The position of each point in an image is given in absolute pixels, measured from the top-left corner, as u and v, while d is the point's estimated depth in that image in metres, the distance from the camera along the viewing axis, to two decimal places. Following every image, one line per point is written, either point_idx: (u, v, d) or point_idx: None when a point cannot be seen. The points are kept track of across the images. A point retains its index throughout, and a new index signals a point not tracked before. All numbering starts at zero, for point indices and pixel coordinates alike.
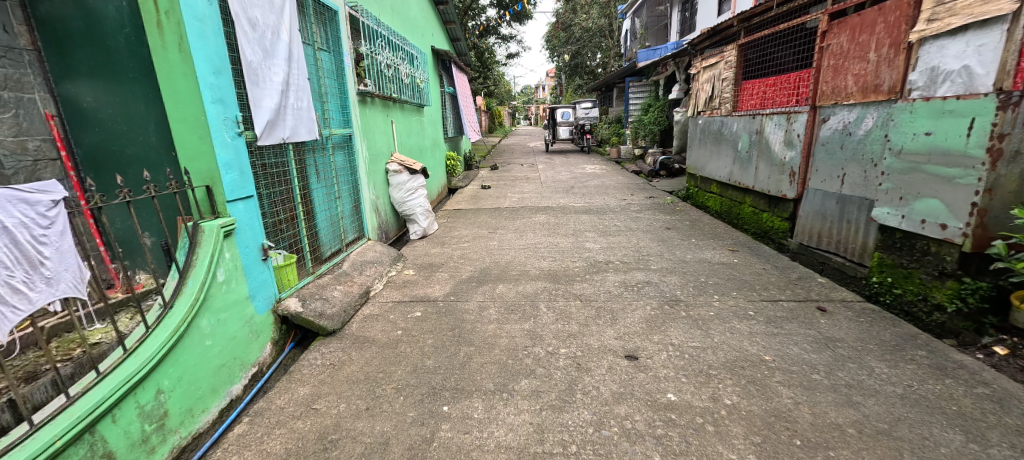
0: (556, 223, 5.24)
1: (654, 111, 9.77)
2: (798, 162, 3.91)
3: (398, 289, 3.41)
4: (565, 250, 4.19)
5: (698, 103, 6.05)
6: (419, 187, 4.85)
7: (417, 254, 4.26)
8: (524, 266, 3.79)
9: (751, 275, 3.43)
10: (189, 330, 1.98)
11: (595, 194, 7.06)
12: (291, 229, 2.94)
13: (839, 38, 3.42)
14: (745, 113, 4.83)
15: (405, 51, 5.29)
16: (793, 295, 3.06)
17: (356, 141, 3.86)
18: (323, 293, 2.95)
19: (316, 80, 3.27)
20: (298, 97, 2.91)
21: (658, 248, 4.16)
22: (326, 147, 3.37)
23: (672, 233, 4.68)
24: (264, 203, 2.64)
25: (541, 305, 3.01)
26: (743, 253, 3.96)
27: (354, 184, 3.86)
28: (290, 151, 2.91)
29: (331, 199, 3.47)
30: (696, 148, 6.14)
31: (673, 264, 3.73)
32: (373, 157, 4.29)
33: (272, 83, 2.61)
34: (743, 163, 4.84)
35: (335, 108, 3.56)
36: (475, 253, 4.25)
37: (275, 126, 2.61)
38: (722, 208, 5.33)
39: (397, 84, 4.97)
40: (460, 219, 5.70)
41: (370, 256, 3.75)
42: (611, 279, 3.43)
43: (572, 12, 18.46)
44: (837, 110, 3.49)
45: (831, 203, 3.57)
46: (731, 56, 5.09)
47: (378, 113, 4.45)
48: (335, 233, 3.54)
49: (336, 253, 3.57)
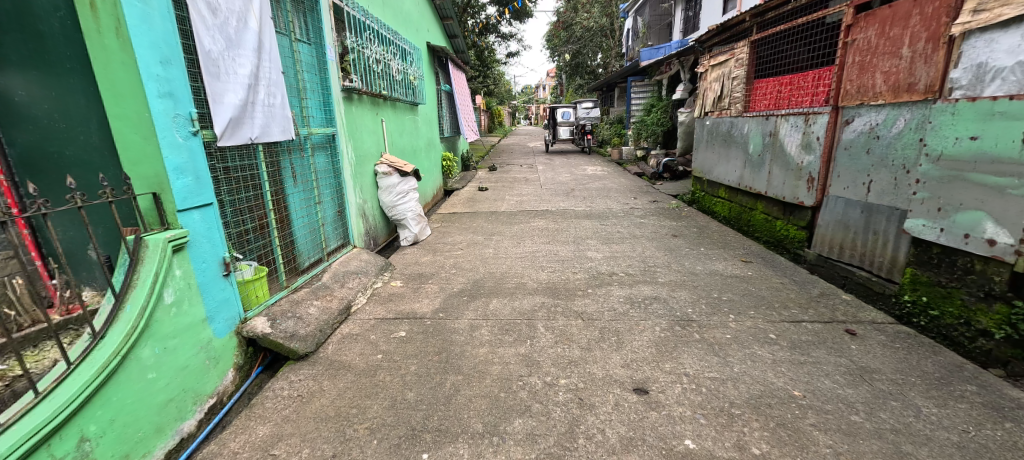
0: (556, 230, 4.94)
1: (657, 111, 9.49)
2: (818, 167, 3.62)
3: (382, 304, 3.11)
4: (565, 260, 3.89)
5: (705, 103, 5.75)
6: (411, 190, 4.55)
7: (407, 263, 3.97)
8: (522, 278, 3.50)
9: (768, 291, 3.14)
10: (125, 363, 1.69)
11: (597, 198, 6.77)
12: (261, 239, 2.65)
13: (867, 33, 3.13)
14: (758, 114, 4.53)
15: (397, 46, 4.99)
16: (817, 315, 2.78)
17: (340, 142, 3.57)
18: (296, 310, 2.65)
19: (292, 74, 2.98)
20: (270, 93, 2.62)
21: (665, 258, 3.88)
22: (305, 148, 3.08)
23: (679, 241, 4.39)
24: (228, 211, 2.34)
25: (539, 325, 2.71)
26: (756, 264, 3.67)
27: (337, 188, 3.57)
28: (262, 152, 2.62)
29: (311, 205, 3.18)
30: (704, 151, 5.84)
31: (683, 277, 3.44)
32: (360, 159, 4.00)
33: (236, 76, 2.32)
34: (756, 168, 4.55)
35: (316, 105, 3.26)
36: (469, 262, 3.95)
37: (241, 124, 2.32)
38: (732, 214, 5.04)
39: (387, 81, 4.67)
40: (454, 223, 5.40)
41: (354, 267, 3.46)
42: (616, 294, 3.14)
43: (573, 10, 18.14)
44: (862, 111, 3.21)
45: (856, 212, 3.28)
46: (742, 53, 4.79)
47: (366, 111, 4.15)
48: (315, 242, 3.24)
49: (317, 263, 3.28)
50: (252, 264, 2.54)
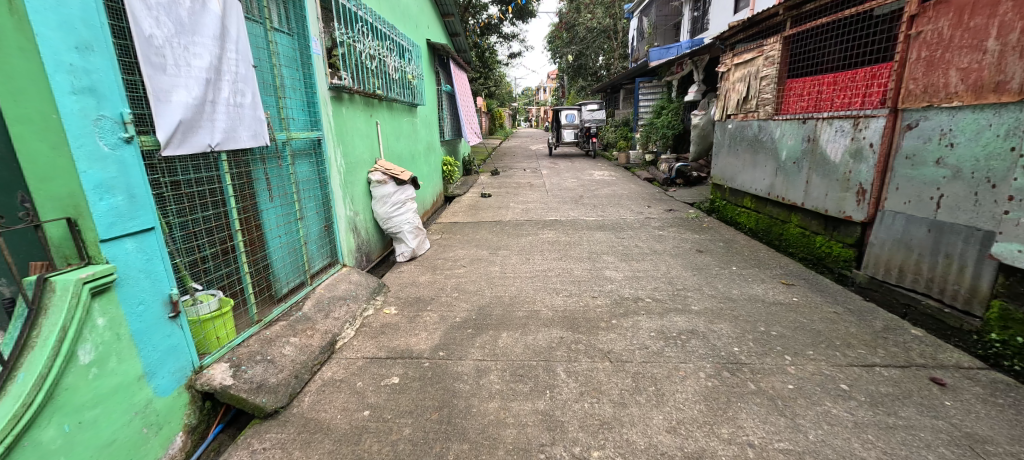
0: (568, 244, 4.49)
1: (667, 113, 9.08)
2: (871, 178, 3.18)
3: (373, 338, 2.65)
4: (582, 283, 3.43)
5: (727, 106, 5.31)
6: (408, 200, 4.11)
7: (403, 283, 3.51)
8: (533, 305, 3.03)
9: (823, 324, 2.69)
10: (14, 451, 1.26)
11: (608, 206, 6.32)
12: (224, 266, 2.19)
13: (937, 24, 2.71)
14: (793, 117, 4.09)
15: (393, 41, 4.54)
16: (889, 356, 2.34)
17: (327, 148, 3.12)
18: (267, 352, 2.21)
19: (268, 68, 2.53)
20: (237, 90, 2.18)
21: (694, 280, 3.43)
22: (284, 156, 2.63)
23: (706, 258, 3.95)
24: (177, 235, 1.89)
25: (559, 369, 2.26)
26: (801, 288, 3.22)
27: (324, 200, 3.12)
28: (226, 161, 2.17)
29: (292, 222, 2.74)
30: (725, 157, 5.39)
31: (720, 304, 2.98)
32: (351, 166, 3.55)
33: (189, 68, 1.89)
34: (790, 176, 4.11)
35: (297, 105, 2.82)
36: (473, 283, 3.50)
37: (193, 129, 1.88)
38: (760, 226, 4.60)
39: (382, 80, 4.21)
40: (455, 235, 4.95)
41: (340, 292, 3.00)
42: (646, 328, 2.68)
43: (575, 11, 17.64)
44: (929, 114, 2.78)
45: (920, 231, 2.84)
46: (773, 50, 4.35)
47: (358, 112, 3.71)
48: (296, 264, 2.79)
49: (298, 288, 2.83)
50: (213, 295, 2.09)
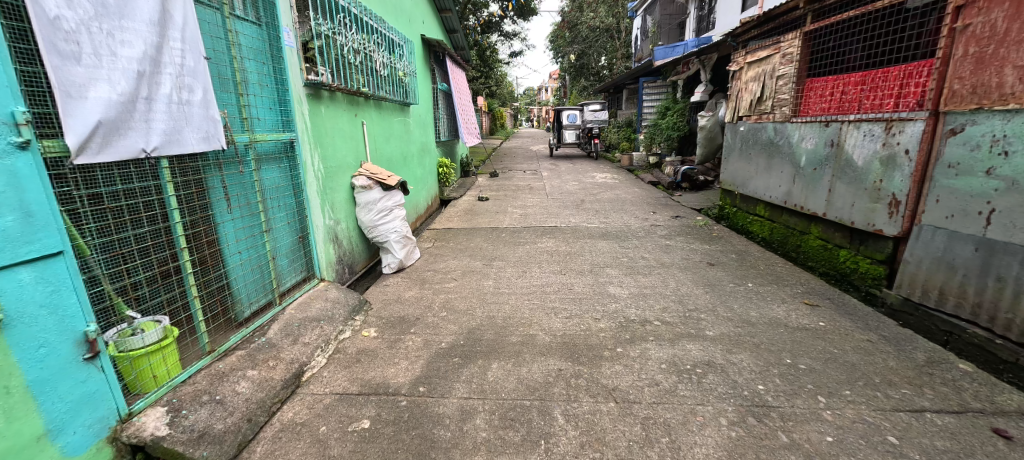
0: (568, 254, 4.16)
1: (672, 114, 8.76)
2: (907, 189, 2.87)
3: (345, 368, 2.33)
4: (583, 301, 3.10)
5: (738, 107, 4.99)
6: (396, 207, 3.81)
7: (386, 300, 3.20)
8: (528, 329, 2.70)
9: (857, 356, 2.39)
10: None
11: (611, 212, 6.00)
12: (166, 290, 1.88)
13: (990, 15, 2.41)
14: (814, 119, 3.77)
15: (382, 35, 4.23)
16: (939, 399, 2.03)
17: (302, 150, 2.81)
18: (217, 391, 1.90)
19: (228, 60, 2.22)
20: (183, 85, 1.87)
21: (707, 298, 3.10)
22: (247, 161, 2.33)
23: (718, 272, 3.62)
24: (99, 259, 1.58)
25: (556, 412, 1.94)
26: (826, 310, 2.91)
27: (298, 209, 2.81)
28: (170, 168, 1.85)
29: (259, 234, 2.43)
30: (736, 161, 5.07)
31: (738, 329, 2.66)
32: (331, 170, 3.24)
33: (116, 58, 1.57)
34: (810, 183, 3.80)
35: (266, 103, 2.51)
36: (463, 300, 3.18)
37: (117, 131, 1.56)
38: (775, 236, 4.29)
39: (369, 76, 3.89)
40: (448, 244, 4.63)
41: (314, 312, 2.69)
42: (657, 358, 2.36)
43: (578, 10, 17.22)
44: (979, 117, 2.47)
45: (966, 250, 2.52)
46: (791, 46, 4.03)
47: (340, 111, 3.40)
48: (263, 281, 2.48)
49: (266, 308, 2.52)
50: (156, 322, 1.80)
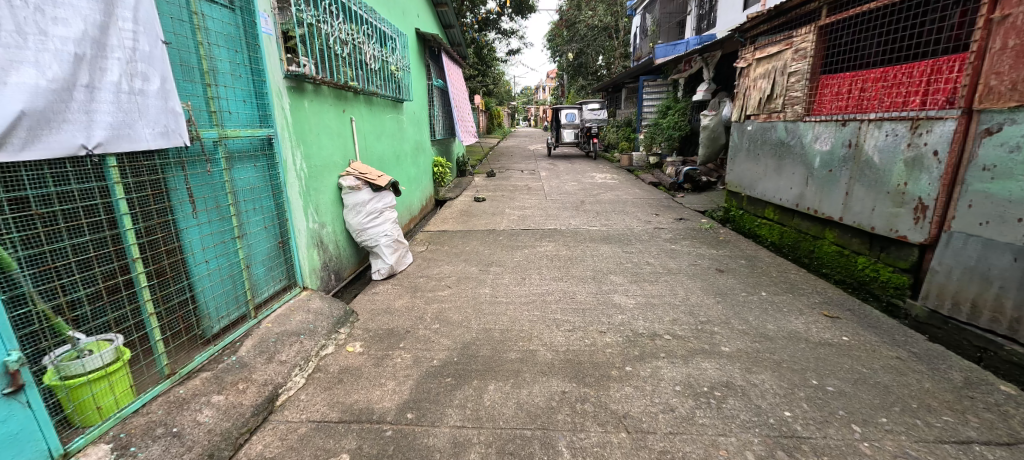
0: (569, 259, 3.94)
1: (673, 114, 8.57)
2: (935, 193, 2.67)
3: (325, 391, 2.10)
4: (587, 312, 2.88)
5: (745, 105, 4.79)
6: (387, 209, 3.58)
7: (375, 310, 2.97)
8: (528, 345, 2.47)
9: (888, 377, 2.18)
10: None
11: (612, 213, 5.79)
12: (113, 308, 1.63)
13: None
14: (828, 117, 3.56)
15: (372, 27, 3.98)
16: (986, 429, 1.83)
17: (282, 148, 2.58)
18: (175, 422, 1.67)
19: (194, 46, 1.99)
20: (135, 72, 1.64)
21: (719, 309, 2.89)
22: (216, 159, 2.10)
23: (729, 279, 3.41)
24: (26, 275, 1.35)
25: (560, 445, 1.73)
26: (849, 323, 2.71)
27: (277, 212, 2.58)
28: (118, 168, 1.62)
29: (230, 240, 2.20)
30: (743, 162, 4.86)
31: (755, 345, 2.45)
32: (316, 169, 3.00)
33: (48, 38, 1.34)
34: (824, 185, 3.60)
35: (239, 96, 2.28)
36: (458, 310, 2.94)
37: (46, 123, 1.34)
38: (786, 241, 4.09)
39: (358, 70, 3.65)
40: (442, 247, 4.40)
41: (294, 326, 2.46)
42: (670, 379, 2.14)
43: (575, 8, 17.04)
44: (1019, 116, 2.27)
45: (1002, 260, 2.33)
46: (805, 41, 3.83)
47: (326, 106, 3.16)
48: (235, 292, 2.25)
49: (238, 322, 2.29)
50: (111, 342, 1.59)
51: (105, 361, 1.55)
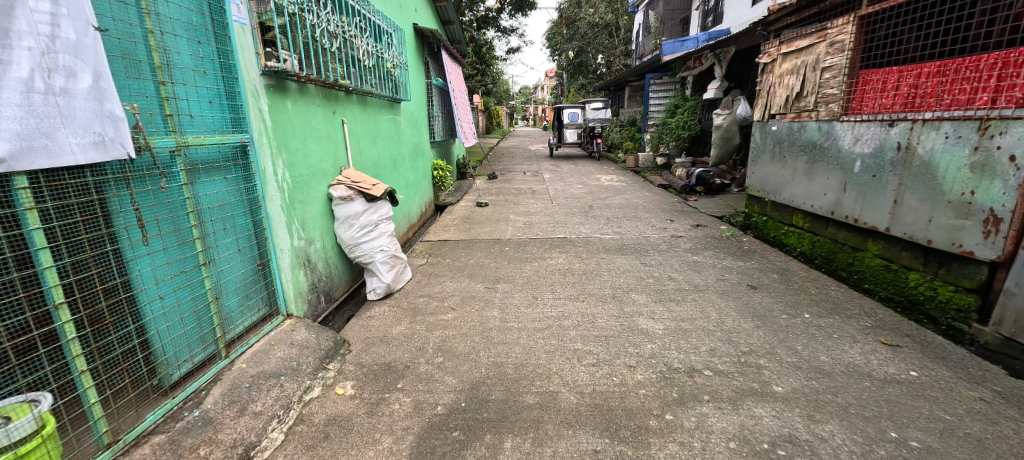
0: (584, 274, 3.58)
1: (682, 113, 8.24)
2: (1012, 203, 2.32)
3: (307, 451, 1.74)
4: (610, 341, 2.52)
5: (769, 104, 4.43)
6: (382, 221, 3.22)
7: (369, 339, 2.60)
8: (547, 385, 2.12)
9: (979, 426, 1.83)
10: None
11: (624, 219, 5.43)
12: (25, 371, 1.31)
13: None
14: (870, 116, 3.21)
15: (365, 19, 3.61)
16: None
17: (260, 156, 2.23)
18: None
19: (142, 35, 1.64)
20: (55, 67, 1.31)
21: (761, 336, 2.53)
22: (174, 172, 1.75)
23: (765, 298, 3.06)
24: None
25: None
26: (912, 353, 2.36)
27: (255, 231, 2.23)
28: (30, 192, 1.29)
29: (193, 269, 1.85)
30: (766, 164, 4.50)
31: (812, 383, 2.10)
32: (301, 178, 2.64)
33: None
34: (865, 192, 3.25)
35: (204, 96, 1.92)
36: (464, 339, 2.59)
37: None
38: (818, 251, 3.74)
39: (349, 66, 3.28)
40: (443, 260, 4.04)
41: (273, 365, 2.11)
42: (721, 433, 1.79)
43: (576, 6, 16.67)
44: None
45: None
46: (840, 33, 3.47)
47: (313, 107, 2.80)
48: (201, 330, 1.89)
49: (206, 365, 1.93)
50: (35, 406, 1.28)
51: (13, 439, 1.17)
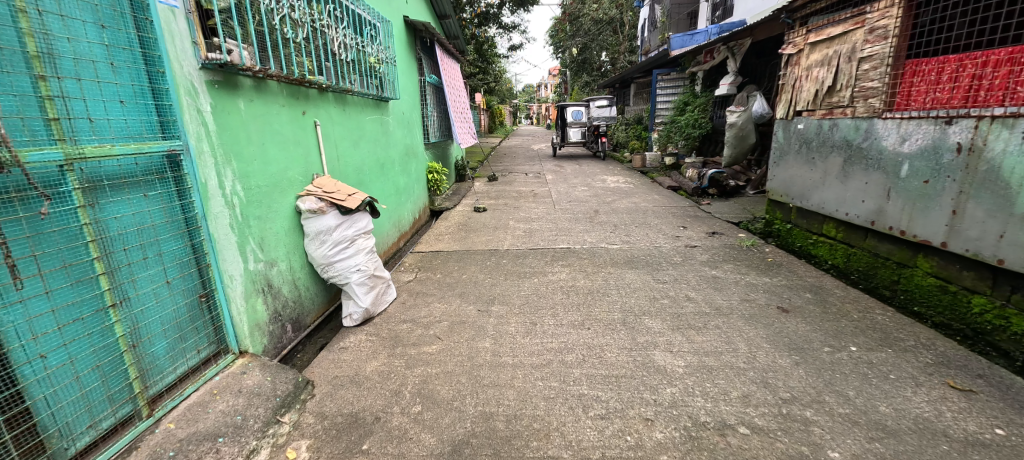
0: (589, 293, 3.17)
1: (692, 110, 7.81)
2: None
3: None
4: (621, 383, 2.11)
5: (794, 99, 3.98)
6: (361, 236, 2.81)
7: (337, 380, 2.21)
8: (544, 448, 1.72)
9: None
10: None
11: (633, 226, 5.01)
12: None
13: None
14: (922, 113, 2.78)
15: (341, 7, 3.20)
16: None
17: (201, 166, 1.82)
18: None
19: (10, 17, 1.27)
20: None
21: (802, 378, 2.12)
22: (64, 193, 1.38)
23: (800, 325, 2.63)
24: None
25: None
26: (992, 402, 1.93)
27: (192, 258, 1.83)
28: None
29: (94, 314, 1.48)
30: (792, 166, 4.07)
31: (875, 447, 1.69)
32: (261, 190, 2.23)
33: None
34: (914, 200, 2.82)
35: (112, 95, 1.55)
36: (448, 380, 2.19)
37: None
38: (853, 265, 3.31)
39: (320, 60, 2.88)
40: (433, 276, 3.64)
41: (210, 424, 1.72)
42: None
43: (580, 2, 16.22)
44: None
45: None
46: (882, 17, 3.02)
47: (274, 106, 2.40)
48: (107, 388, 1.52)
49: (117, 430, 1.56)
50: None
51: None
